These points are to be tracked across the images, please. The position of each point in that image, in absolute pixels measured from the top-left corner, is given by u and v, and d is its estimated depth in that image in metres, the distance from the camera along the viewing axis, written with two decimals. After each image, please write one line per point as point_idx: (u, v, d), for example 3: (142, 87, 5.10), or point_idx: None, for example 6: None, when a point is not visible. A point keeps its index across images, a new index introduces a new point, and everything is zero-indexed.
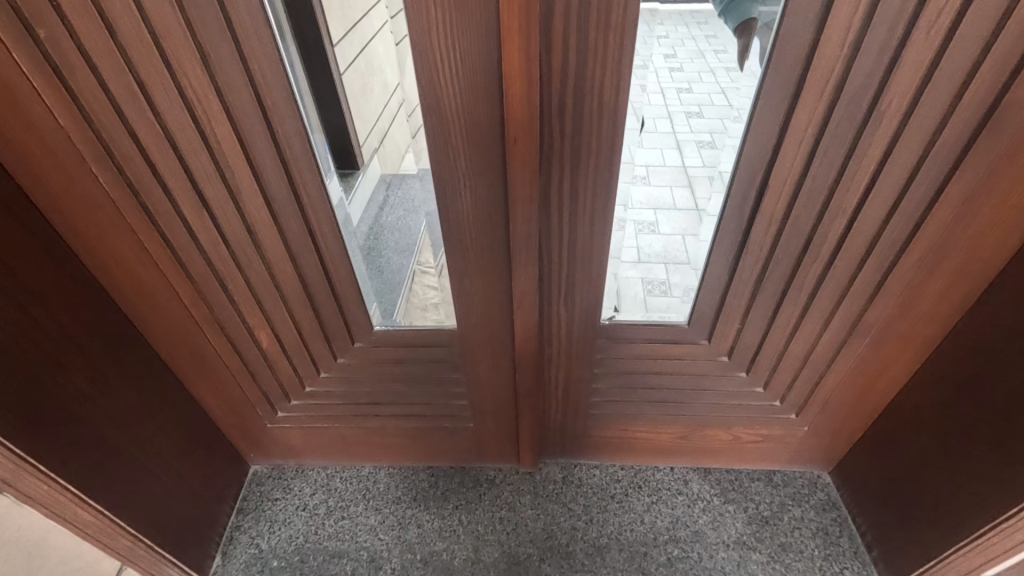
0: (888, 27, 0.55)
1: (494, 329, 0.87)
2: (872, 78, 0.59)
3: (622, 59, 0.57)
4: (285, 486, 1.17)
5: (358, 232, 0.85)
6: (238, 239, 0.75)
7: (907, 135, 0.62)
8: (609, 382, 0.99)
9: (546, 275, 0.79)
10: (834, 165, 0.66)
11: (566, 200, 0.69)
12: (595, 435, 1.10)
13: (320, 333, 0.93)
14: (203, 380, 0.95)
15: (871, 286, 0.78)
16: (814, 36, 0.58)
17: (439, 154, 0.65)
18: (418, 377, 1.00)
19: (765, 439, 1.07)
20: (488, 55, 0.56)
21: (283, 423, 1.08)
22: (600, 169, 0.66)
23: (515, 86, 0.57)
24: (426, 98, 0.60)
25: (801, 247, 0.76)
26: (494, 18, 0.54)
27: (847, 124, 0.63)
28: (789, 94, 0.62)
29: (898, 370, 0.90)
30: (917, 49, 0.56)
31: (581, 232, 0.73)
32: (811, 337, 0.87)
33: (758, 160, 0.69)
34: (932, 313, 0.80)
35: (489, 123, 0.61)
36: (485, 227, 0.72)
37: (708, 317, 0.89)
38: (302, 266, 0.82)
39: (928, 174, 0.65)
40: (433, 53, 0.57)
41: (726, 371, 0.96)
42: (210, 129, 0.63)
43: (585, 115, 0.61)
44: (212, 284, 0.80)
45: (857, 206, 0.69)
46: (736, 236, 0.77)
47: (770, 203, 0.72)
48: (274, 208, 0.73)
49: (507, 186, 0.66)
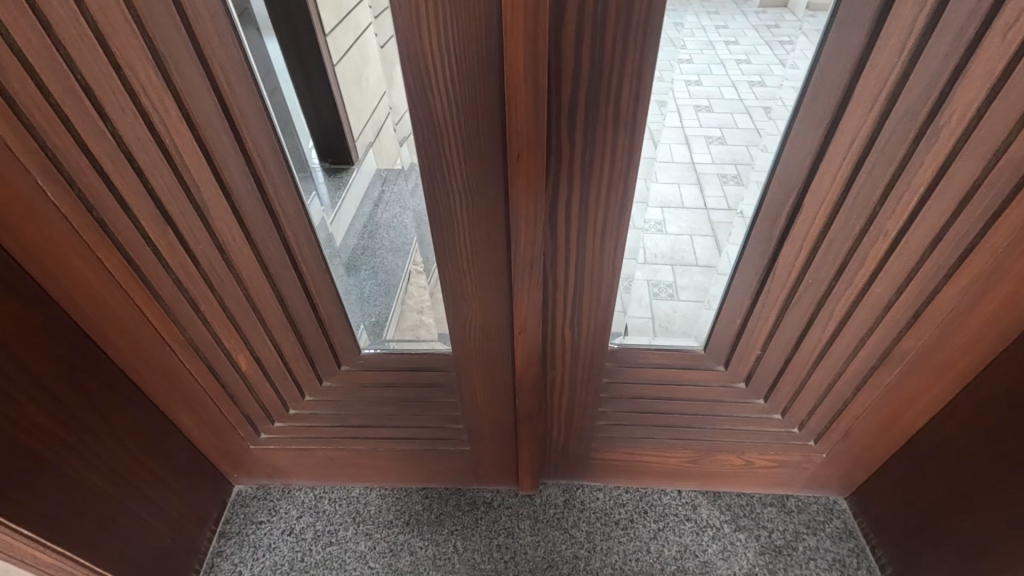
0: (956, 31, 0.47)
1: (493, 354, 0.79)
2: (932, 88, 0.51)
3: (644, 64, 0.49)
4: (270, 508, 1.10)
5: (346, 231, 0.84)
6: (209, 259, 0.67)
7: (965, 153, 0.54)
8: (616, 406, 0.92)
9: (551, 299, 0.71)
10: (880, 183, 0.59)
11: (575, 220, 0.62)
12: (599, 458, 1.03)
13: (304, 355, 0.85)
14: (180, 402, 0.88)
15: (907, 315, 0.71)
16: (869, 37, 0.50)
17: (432, 169, 0.57)
18: (411, 402, 0.92)
19: (780, 465, 1.01)
20: (489, 57, 0.48)
21: (267, 444, 1.01)
22: (613, 185, 0.58)
23: (518, 95, 0.49)
24: (417, 107, 0.52)
25: (833, 271, 0.69)
26: (496, 16, 0.45)
27: (899, 139, 0.55)
28: (834, 100, 0.54)
29: (930, 400, 0.83)
30: (988, 56, 0.48)
31: (591, 252, 0.66)
32: (836, 363, 0.80)
33: (794, 176, 0.61)
34: (972, 344, 0.74)
35: (489, 133, 0.53)
36: (485, 247, 0.64)
37: (726, 342, 0.83)
38: (282, 287, 0.74)
39: (986, 197, 0.57)
40: (425, 54, 0.48)
41: (743, 398, 0.90)
42: (171, 139, 0.55)
43: (598, 127, 0.53)
44: (185, 306, 0.73)
45: (899, 229, 0.62)
46: (764, 257, 0.70)
47: (802, 223, 0.65)
48: (249, 226, 0.65)
49: (506, 205, 0.59)
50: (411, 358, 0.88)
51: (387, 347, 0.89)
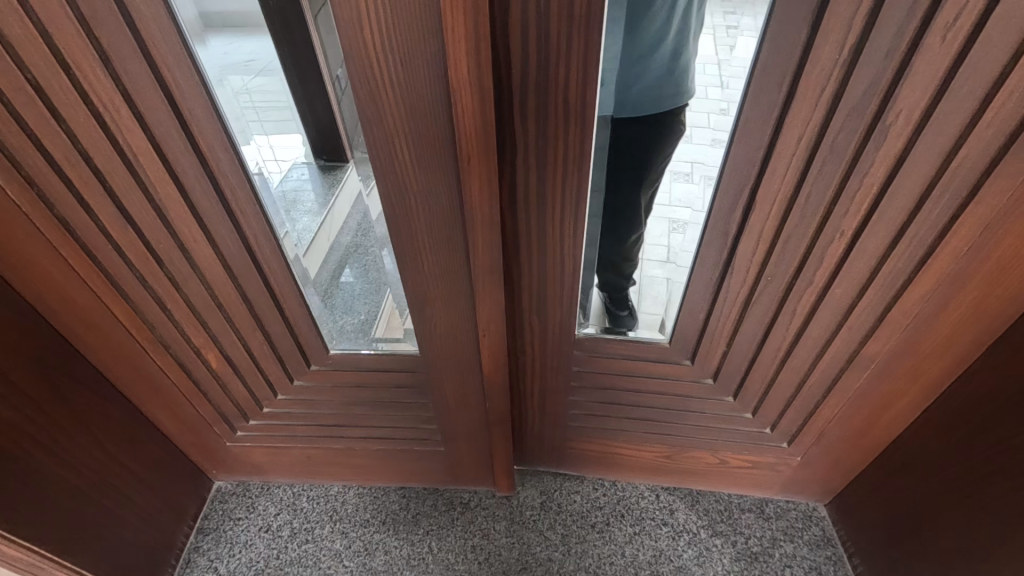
0: (896, 29, 0.46)
1: (458, 356, 0.79)
2: (876, 87, 0.50)
3: (589, 60, 0.52)
4: (249, 505, 1.12)
5: (327, 253, 0.74)
6: (172, 260, 0.67)
7: (915, 155, 0.53)
8: (587, 395, 0.93)
9: (515, 283, 0.74)
10: (832, 181, 0.58)
11: (534, 207, 0.65)
12: (574, 445, 1.04)
13: (274, 357, 0.84)
14: (154, 399, 0.89)
15: (871, 321, 0.70)
16: (808, 33, 0.49)
17: (386, 171, 0.56)
18: (380, 403, 0.91)
19: (755, 467, 1.00)
20: (432, 56, 0.46)
21: (244, 441, 1.02)
22: (569, 173, 0.61)
23: (466, 104, 0.48)
24: (365, 111, 0.51)
25: (792, 272, 0.68)
26: (437, 25, 0.44)
27: (847, 137, 0.54)
28: (780, 95, 0.53)
29: (906, 405, 0.82)
30: (931, 53, 0.47)
31: (552, 237, 0.68)
32: (804, 366, 0.79)
33: (745, 175, 0.60)
34: (941, 350, 0.72)
35: (439, 140, 0.52)
36: (443, 249, 0.63)
37: (693, 336, 0.81)
38: (246, 287, 0.72)
39: (944, 198, 0.56)
40: (369, 54, 0.47)
41: (711, 395, 0.89)
42: (123, 139, 0.55)
43: (549, 115, 0.56)
44: (151, 305, 0.73)
45: (856, 229, 0.61)
46: (720, 255, 0.69)
47: (757, 222, 0.64)
48: (209, 228, 0.65)
49: (462, 207, 0.58)
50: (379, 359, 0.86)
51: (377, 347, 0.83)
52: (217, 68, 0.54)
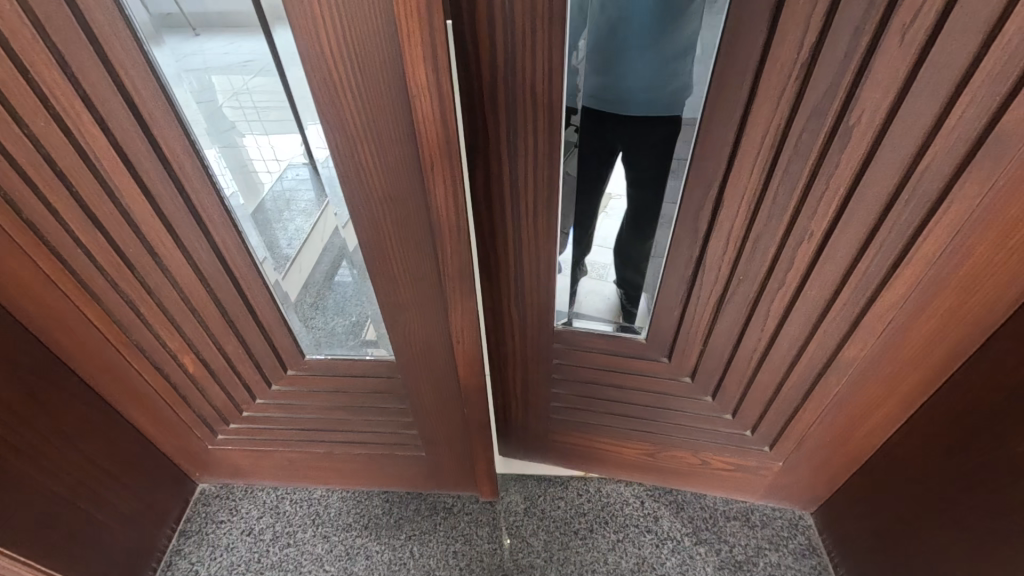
0: (853, 31, 0.47)
1: (434, 361, 0.78)
2: (836, 87, 0.51)
3: (553, 56, 0.56)
4: (232, 507, 1.12)
5: (307, 274, 0.73)
6: (143, 264, 0.67)
7: (880, 157, 0.54)
8: (569, 388, 0.96)
9: (492, 266, 0.79)
10: (799, 181, 0.59)
11: (505, 194, 0.69)
12: (558, 439, 1.07)
13: (251, 361, 0.83)
14: (133, 401, 0.89)
15: (845, 325, 0.70)
16: (766, 33, 0.50)
17: (350, 175, 0.55)
18: (358, 407, 0.90)
19: (737, 471, 1.00)
20: (389, 54, 0.45)
21: (224, 444, 1.01)
22: (538, 162, 0.65)
23: (425, 110, 0.48)
24: (326, 114, 0.50)
25: (764, 274, 0.70)
26: (392, 30, 0.44)
27: (809, 138, 0.55)
28: (745, 83, 0.54)
29: (889, 414, 0.80)
30: (891, 54, 0.47)
31: (526, 227, 0.72)
32: (781, 367, 0.80)
33: (711, 172, 0.62)
34: (921, 357, 0.71)
35: (402, 145, 0.52)
36: (413, 253, 0.62)
37: (668, 333, 0.84)
38: (218, 293, 0.72)
39: (914, 200, 0.56)
40: (325, 50, 0.46)
41: (690, 393, 0.91)
42: (87, 143, 0.55)
43: (517, 107, 0.60)
44: (124, 308, 0.73)
45: (826, 230, 0.62)
46: (692, 252, 0.71)
47: (726, 220, 0.66)
48: (178, 233, 0.64)
49: (428, 212, 0.57)
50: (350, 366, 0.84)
51: (365, 353, 0.82)
52: (179, 67, 0.53)
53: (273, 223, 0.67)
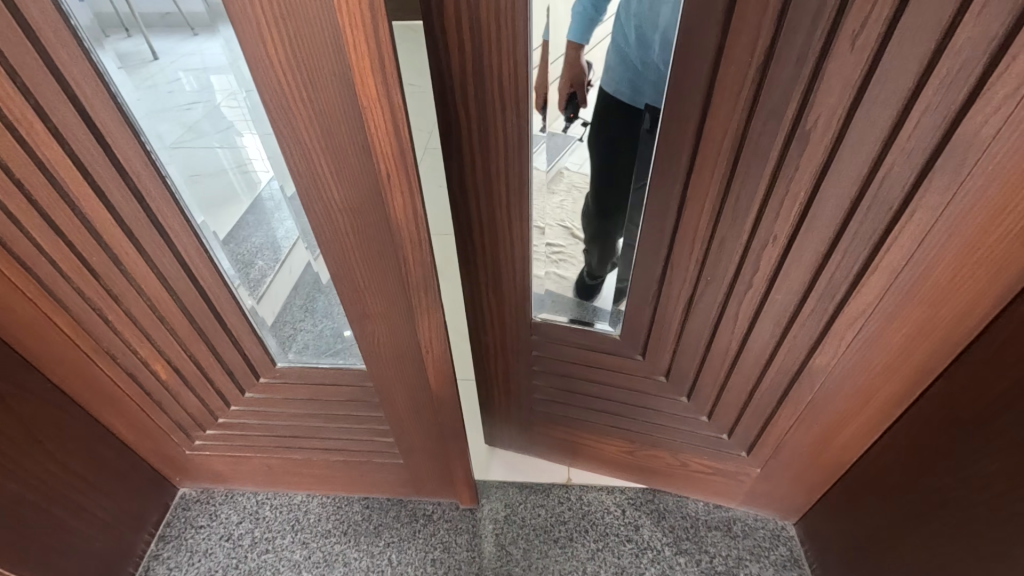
0: (805, 37, 0.52)
1: (405, 371, 0.77)
2: (792, 92, 0.55)
3: (518, 52, 0.61)
4: (212, 512, 1.11)
5: (278, 305, 0.77)
6: (107, 272, 0.66)
7: (839, 161, 0.58)
8: (548, 380, 1.02)
9: (472, 258, 0.83)
10: (761, 181, 0.64)
11: (482, 189, 0.74)
12: (541, 430, 1.12)
13: (223, 369, 0.82)
14: (107, 406, 0.89)
15: (817, 326, 0.74)
16: (720, 35, 0.56)
17: (308, 185, 0.54)
18: (332, 416, 0.90)
19: (717, 474, 1.03)
20: (335, 63, 0.44)
21: (202, 450, 1.01)
22: (509, 156, 0.70)
23: (377, 122, 0.47)
24: (279, 123, 0.50)
25: (731, 275, 0.75)
26: (336, 40, 0.42)
27: (768, 140, 0.60)
28: (701, 89, 0.60)
29: (867, 421, 0.81)
30: (842, 61, 0.52)
31: (500, 217, 0.77)
32: (756, 366, 0.84)
33: (676, 166, 0.68)
34: (896, 365, 0.73)
35: (358, 157, 0.51)
36: (378, 265, 0.62)
37: (642, 329, 0.90)
38: (186, 302, 0.71)
39: (877, 205, 0.60)
40: (272, 56, 0.45)
41: (665, 393, 0.97)
42: (42, 152, 0.54)
43: (487, 102, 0.65)
44: (91, 315, 0.72)
45: (789, 233, 0.67)
46: (661, 248, 0.78)
47: (691, 217, 0.72)
48: (140, 242, 0.64)
49: (388, 224, 0.56)
50: (322, 375, 0.83)
51: (340, 361, 0.82)
52: (171, 67, 0.58)
53: (243, 230, 0.69)
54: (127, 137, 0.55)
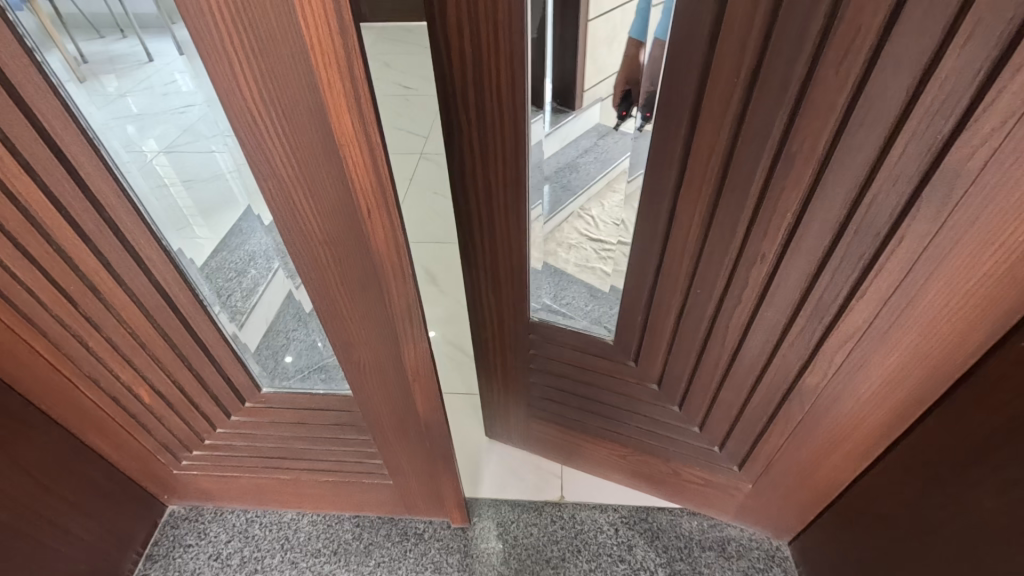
0: (789, 60, 0.54)
1: (392, 398, 0.76)
2: (778, 112, 0.57)
3: (514, 61, 0.64)
4: (200, 531, 1.10)
5: (264, 324, 0.75)
6: (86, 301, 0.65)
7: (827, 184, 0.60)
8: (543, 381, 1.05)
9: (469, 251, 0.87)
10: (749, 198, 0.66)
11: (480, 186, 0.78)
12: (538, 427, 1.15)
13: (206, 393, 0.81)
14: (92, 429, 0.87)
15: (807, 346, 0.74)
16: (706, 53, 0.58)
17: (287, 218, 0.53)
18: (318, 439, 0.89)
19: (709, 487, 1.04)
20: (308, 99, 0.42)
21: (189, 470, 1.00)
22: (507, 162, 0.73)
23: (355, 160, 0.45)
24: (255, 158, 0.48)
25: (720, 289, 0.77)
26: (307, 76, 0.41)
27: (754, 159, 0.62)
28: (688, 104, 0.63)
29: (860, 445, 0.80)
30: (826, 85, 0.53)
31: (499, 220, 0.81)
32: (747, 381, 0.84)
33: (665, 177, 0.71)
34: (887, 392, 0.73)
35: (335, 192, 0.49)
36: (360, 297, 0.60)
37: (634, 337, 0.92)
38: (167, 329, 0.70)
39: (866, 229, 0.61)
40: (242, 83, 0.43)
41: (657, 400, 0.98)
42: (11, 186, 0.53)
43: (485, 103, 0.68)
44: (72, 342, 0.70)
45: (777, 251, 0.68)
46: (652, 257, 0.80)
47: (681, 229, 0.74)
48: (118, 271, 0.62)
49: (369, 258, 0.55)
50: (309, 399, 0.83)
51: (324, 387, 0.82)
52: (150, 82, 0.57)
53: (239, 235, 0.66)
54: (99, 167, 0.54)
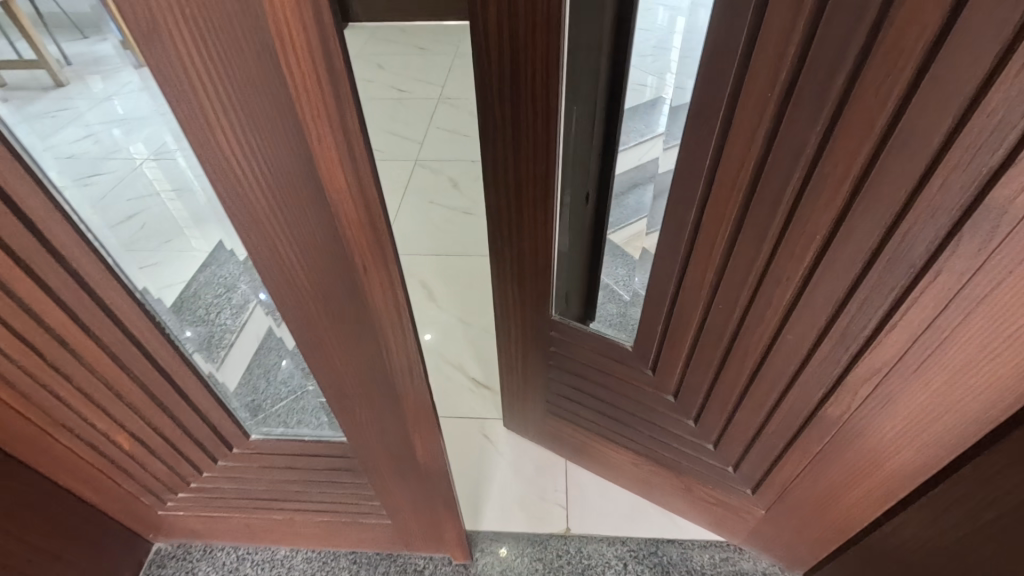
0: (825, 77, 0.50)
1: (388, 444, 0.71)
2: (811, 132, 0.54)
3: (551, 58, 0.65)
4: (189, 571, 1.05)
5: (243, 365, 0.68)
6: (54, 351, 0.59)
7: (858, 213, 0.56)
8: (561, 380, 1.04)
9: (498, 248, 0.87)
10: (776, 218, 0.62)
11: (512, 184, 0.78)
12: (557, 425, 1.14)
13: (189, 438, 0.75)
14: (71, 475, 0.81)
15: (828, 381, 0.70)
16: (741, 66, 0.56)
17: (274, 273, 0.48)
18: (311, 482, 0.83)
19: (721, 507, 1.01)
20: (295, 149, 0.38)
21: (175, 510, 0.94)
22: (538, 158, 0.74)
23: (349, 216, 0.41)
24: (238, 213, 0.43)
25: (740, 309, 0.73)
26: (293, 123, 0.36)
27: (784, 179, 0.59)
28: (722, 108, 0.59)
29: (882, 487, 0.76)
30: (864, 106, 0.50)
31: (529, 218, 0.81)
32: (764, 409, 0.80)
33: (692, 187, 0.68)
34: (911, 434, 0.68)
35: (328, 247, 0.44)
36: (355, 349, 0.55)
37: (652, 346, 0.90)
38: (145, 376, 0.65)
39: (899, 261, 0.56)
40: (217, 137, 0.38)
41: (672, 412, 0.95)
42: None
43: (521, 98, 0.69)
44: (42, 393, 0.65)
45: (802, 278, 0.64)
46: (675, 267, 0.77)
47: (705, 243, 0.71)
48: (89, 320, 0.57)
49: (366, 310, 0.50)
50: (300, 445, 0.77)
51: (317, 432, 0.76)
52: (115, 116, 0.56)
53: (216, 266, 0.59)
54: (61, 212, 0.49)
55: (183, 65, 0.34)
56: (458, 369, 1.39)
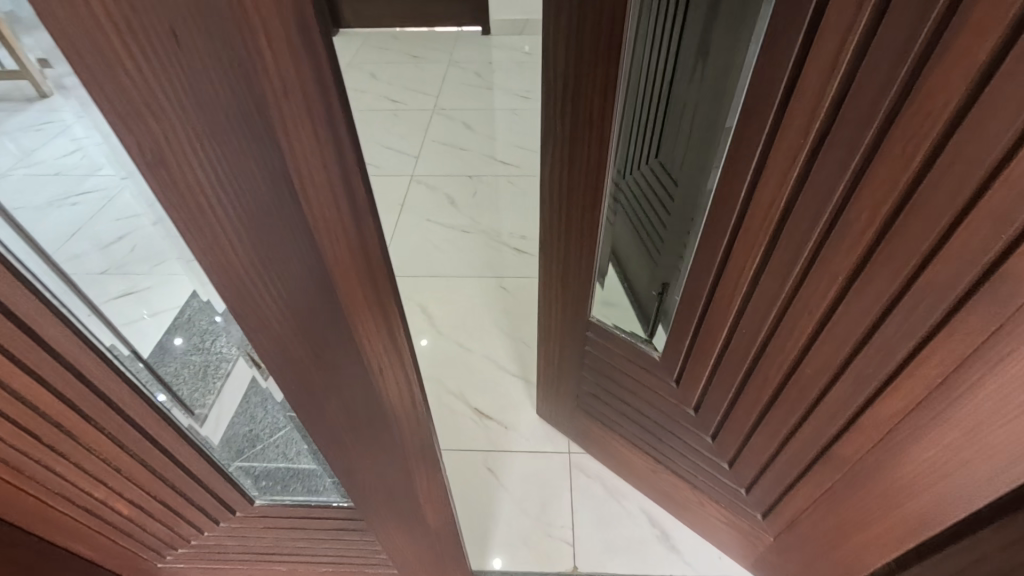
0: (852, 132, 0.50)
1: (392, 504, 0.69)
2: (836, 184, 0.53)
3: (612, 69, 0.66)
4: None
5: (232, 408, 0.68)
6: (45, 430, 0.56)
7: (874, 270, 0.54)
8: (592, 377, 1.07)
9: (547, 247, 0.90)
10: (797, 261, 0.61)
11: (564, 188, 0.80)
12: (588, 422, 1.16)
13: (184, 499, 0.72)
14: (76, 539, 0.78)
15: (836, 426, 0.69)
16: (778, 113, 0.56)
17: (279, 367, 0.46)
18: (313, 539, 0.81)
19: (731, 526, 1.01)
20: (298, 252, 0.36)
21: (175, 563, 0.91)
22: (589, 166, 0.76)
23: (357, 308, 0.40)
24: (243, 315, 0.41)
25: (760, 342, 0.73)
26: (297, 226, 0.35)
27: (808, 225, 0.58)
28: (758, 149, 0.60)
29: (882, 545, 0.73)
30: (887, 167, 0.48)
31: (579, 221, 0.83)
32: (777, 441, 0.80)
33: (723, 218, 0.69)
34: (908, 495, 0.65)
35: (336, 338, 0.43)
36: (360, 425, 0.53)
37: (677, 358, 0.90)
38: (145, 444, 0.62)
39: (909, 324, 0.54)
40: (215, 250, 0.36)
41: (691, 425, 0.95)
42: None
43: (579, 105, 0.70)
44: (36, 470, 0.62)
45: (818, 324, 0.64)
46: (703, 289, 0.78)
47: (731, 274, 0.71)
48: (84, 395, 0.54)
49: (375, 391, 0.48)
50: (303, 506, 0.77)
51: (322, 493, 0.76)
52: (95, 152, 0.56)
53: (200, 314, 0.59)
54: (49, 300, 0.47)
55: (189, 189, 0.32)
56: (458, 397, 1.37)
